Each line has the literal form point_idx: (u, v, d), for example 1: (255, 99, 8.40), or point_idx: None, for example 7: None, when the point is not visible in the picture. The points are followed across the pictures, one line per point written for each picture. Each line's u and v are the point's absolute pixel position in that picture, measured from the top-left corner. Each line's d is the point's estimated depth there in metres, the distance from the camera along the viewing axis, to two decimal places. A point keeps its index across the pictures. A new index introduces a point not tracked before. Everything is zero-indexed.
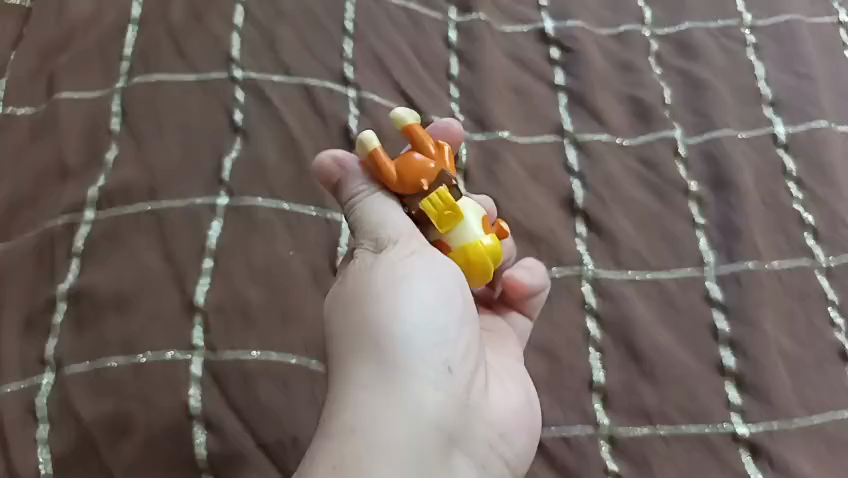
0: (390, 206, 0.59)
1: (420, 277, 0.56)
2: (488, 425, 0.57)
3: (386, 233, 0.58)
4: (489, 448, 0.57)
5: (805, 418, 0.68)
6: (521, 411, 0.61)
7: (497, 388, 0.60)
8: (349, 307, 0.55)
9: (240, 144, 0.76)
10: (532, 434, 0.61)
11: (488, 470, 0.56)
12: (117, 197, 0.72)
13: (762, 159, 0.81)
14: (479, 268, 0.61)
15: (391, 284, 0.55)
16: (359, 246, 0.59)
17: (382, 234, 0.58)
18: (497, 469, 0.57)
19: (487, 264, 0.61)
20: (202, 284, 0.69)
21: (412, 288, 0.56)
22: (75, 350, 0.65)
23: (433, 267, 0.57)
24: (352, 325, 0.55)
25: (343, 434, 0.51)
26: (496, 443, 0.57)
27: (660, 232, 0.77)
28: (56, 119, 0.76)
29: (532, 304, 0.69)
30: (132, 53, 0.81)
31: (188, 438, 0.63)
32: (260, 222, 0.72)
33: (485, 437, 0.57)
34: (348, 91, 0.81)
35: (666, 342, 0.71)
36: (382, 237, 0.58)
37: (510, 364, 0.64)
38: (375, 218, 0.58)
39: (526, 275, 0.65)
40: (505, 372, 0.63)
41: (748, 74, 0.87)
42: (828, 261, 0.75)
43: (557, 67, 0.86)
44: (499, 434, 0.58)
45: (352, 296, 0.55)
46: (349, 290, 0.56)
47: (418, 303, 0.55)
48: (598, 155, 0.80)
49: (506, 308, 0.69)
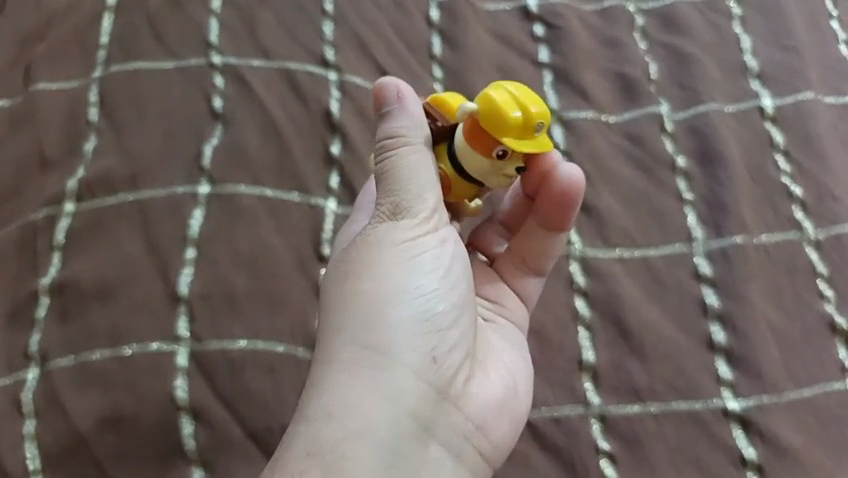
0: (422, 162, 0.60)
1: (416, 264, 0.61)
2: (467, 415, 0.61)
3: (407, 200, 0.60)
4: (464, 439, 0.61)
5: (795, 391, 0.68)
6: (506, 403, 0.64)
7: (486, 377, 0.64)
8: (348, 278, 0.60)
9: (221, 130, 0.76)
10: (518, 421, 0.64)
11: (461, 458, 0.60)
12: (97, 187, 0.72)
13: (749, 132, 0.80)
14: (534, 109, 0.57)
15: (388, 267, 0.60)
16: (381, 199, 0.61)
17: (402, 198, 0.60)
18: (471, 459, 0.61)
19: (539, 108, 0.57)
20: (185, 274, 0.68)
21: (408, 274, 0.60)
22: (60, 344, 0.65)
23: (433, 253, 0.61)
24: (348, 297, 0.59)
25: (324, 417, 0.55)
26: (472, 435, 0.61)
27: (648, 209, 0.76)
28: (34, 110, 0.75)
29: (541, 259, 0.70)
30: (109, 41, 0.80)
31: (176, 429, 0.62)
32: (244, 209, 0.71)
33: (460, 425, 0.61)
34: (329, 73, 0.80)
35: (655, 319, 0.71)
36: (401, 203, 0.60)
37: (512, 352, 0.67)
38: (401, 175, 0.59)
39: (573, 170, 0.65)
40: (503, 356, 0.66)
41: (733, 48, 0.86)
42: (817, 234, 0.75)
43: (540, 45, 0.86)
44: (477, 427, 0.61)
45: (353, 272, 0.60)
46: (352, 259, 0.60)
47: (411, 291, 0.60)
48: (583, 132, 0.80)
49: (517, 275, 0.71)
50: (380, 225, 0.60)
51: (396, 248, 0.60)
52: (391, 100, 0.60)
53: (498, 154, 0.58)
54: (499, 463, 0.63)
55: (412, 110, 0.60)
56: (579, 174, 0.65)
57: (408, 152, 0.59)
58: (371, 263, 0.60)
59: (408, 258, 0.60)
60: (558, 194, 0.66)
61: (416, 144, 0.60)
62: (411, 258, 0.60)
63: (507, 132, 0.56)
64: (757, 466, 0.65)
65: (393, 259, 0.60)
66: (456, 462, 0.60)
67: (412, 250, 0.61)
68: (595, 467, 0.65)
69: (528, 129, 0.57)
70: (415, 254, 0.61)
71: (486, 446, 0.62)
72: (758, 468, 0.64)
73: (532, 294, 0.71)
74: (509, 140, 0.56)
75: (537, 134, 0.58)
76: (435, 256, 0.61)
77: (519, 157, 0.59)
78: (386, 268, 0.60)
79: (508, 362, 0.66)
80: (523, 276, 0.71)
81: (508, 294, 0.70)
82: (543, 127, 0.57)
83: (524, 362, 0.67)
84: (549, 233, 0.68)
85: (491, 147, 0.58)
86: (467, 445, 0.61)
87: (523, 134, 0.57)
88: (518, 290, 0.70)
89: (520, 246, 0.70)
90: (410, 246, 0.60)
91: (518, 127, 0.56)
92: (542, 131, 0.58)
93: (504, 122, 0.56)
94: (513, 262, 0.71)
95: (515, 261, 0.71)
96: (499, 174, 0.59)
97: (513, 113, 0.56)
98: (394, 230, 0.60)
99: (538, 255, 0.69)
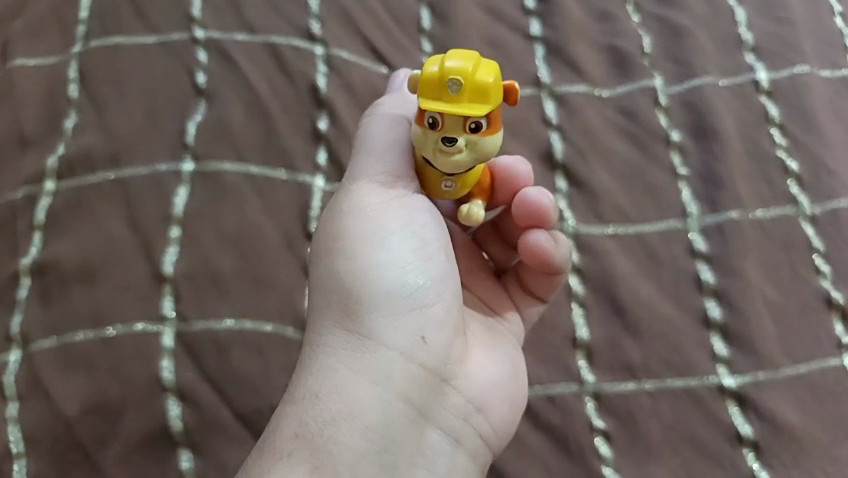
0: (377, 127, 0.63)
1: (390, 237, 0.60)
2: (463, 395, 0.61)
3: (361, 165, 0.62)
4: (462, 421, 0.60)
5: (792, 367, 0.66)
6: (504, 384, 0.63)
7: (478, 358, 0.63)
8: (322, 257, 0.61)
9: (205, 107, 0.74)
10: (517, 408, 0.63)
11: (462, 443, 0.60)
12: (78, 165, 0.70)
13: (744, 106, 0.79)
14: (450, 65, 0.53)
15: (359, 243, 0.60)
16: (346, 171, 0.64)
17: (358, 163, 0.62)
18: (472, 442, 0.60)
19: (464, 67, 0.53)
20: (170, 253, 0.66)
21: (381, 249, 0.60)
22: (42, 325, 0.64)
23: (407, 224, 0.61)
24: (324, 276, 0.60)
25: (310, 398, 0.56)
26: (472, 416, 0.61)
27: (641, 184, 0.75)
28: (12, 87, 0.74)
29: (545, 289, 0.68)
30: (88, 16, 0.78)
31: (162, 410, 0.61)
32: (229, 188, 0.70)
33: (457, 406, 0.60)
34: (316, 48, 0.78)
35: (649, 295, 0.70)
36: (356, 169, 0.62)
37: (506, 338, 0.67)
38: (367, 143, 0.62)
39: (544, 238, 0.63)
40: (497, 343, 0.65)
41: (728, 19, 0.84)
42: (813, 208, 0.73)
43: (532, 18, 0.84)
44: (476, 409, 0.61)
45: (328, 251, 0.61)
46: (325, 236, 0.61)
47: (389, 266, 0.60)
48: (575, 106, 0.78)
49: (523, 295, 0.70)
50: (342, 193, 0.62)
51: (365, 222, 0.61)
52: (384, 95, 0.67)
53: (430, 122, 0.54)
54: (499, 448, 0.62)
55: (397, 100, 0.66)
56: (549, 244, 0.63)
57: (380, 123, 0.63)
58: (343, 239, 0.60)
59: (377, 229, 0.60)
60: (526, 255, 0.64)
61: (384, 117, 0.63)
62: (386, 232, 0.60)
63: (423, 91, 0.54)
64: (753, 443, 0.64)
65: (366, 232, 0.60)
66: (454, 445, 0.60)
67: (383, 225, 0.60)
68: (590, 446, 0.64)
69: (443, 85, 0.53)
70: (387, 227, 0.60)
71: (485, 428, 0.61)
72: (754, 445, 0.64)
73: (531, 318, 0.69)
74: (425, 100, 0.54)
75: (462, 96, 0.53)
76: (408, 226, 0.61)
77: (457, 129, 0.54)
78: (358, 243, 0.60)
79: (498, 346, 0.65)
80: (528, 298, 0.69)
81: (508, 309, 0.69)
82: (465, 88, 0.53)
83: (516, 349, 0.66)
84: (548, 276, 0.67)
85: (422, 114, 0.55)
86: (466, 428, 0.60)
87: (440, 92, 0.53)
88: (521, 308, 0.69)
89: (526, 273, 0.69)
90: (379, 216, 0.61)
91: (435, 85, 0.54)
92: (468, 95, 0.53)
93: (421, 81, 0.54)
94: (520, 284, 0.70)
95: (519, 283, 0.70)
96: (438, 149, 0.55)
97: (430, 71, 0.54)
98: (356, 197, 0.61)
99: (543, 286, 0.68)
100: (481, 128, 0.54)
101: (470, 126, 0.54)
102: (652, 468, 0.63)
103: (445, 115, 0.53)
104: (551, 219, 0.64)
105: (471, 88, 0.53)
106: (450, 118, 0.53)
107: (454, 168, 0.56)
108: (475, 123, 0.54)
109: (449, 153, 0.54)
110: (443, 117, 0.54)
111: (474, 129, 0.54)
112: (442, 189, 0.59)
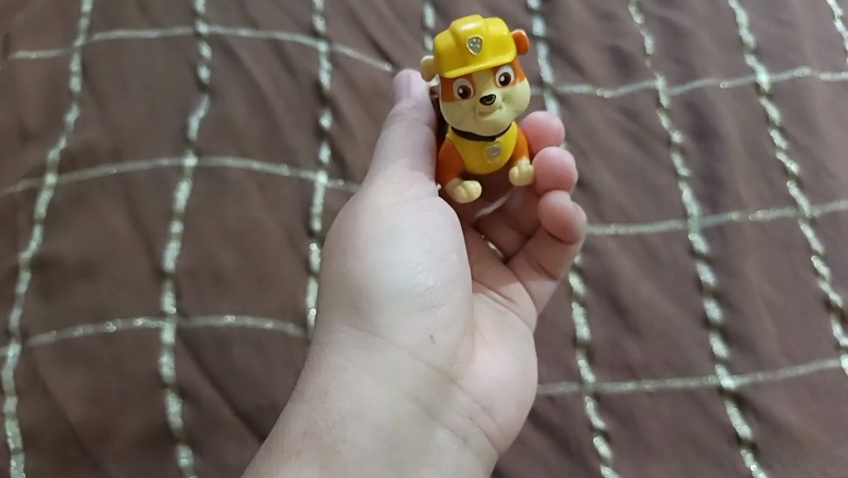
0: (400, 132, 0.64)
1: (400, 236, 0.61)
2: (470, 396, 0.61)
3: (382, 169, 0.63)
4: (468, 421, 0.60)
5: (791, 368, 0.66)
6: (511, 384, 0.63)
7: (487, 360, 0.63)
8: (333, 257, 0.61)
9: (208, 102, 0.74)
10: (523, 407, 0.63)
11: (470, 443, 0.60)
12: (79, 160, 0.70)
13: (745, 108, 0.79)
14: (463, 28, 0.54)
15: (371, 244, 0.60)
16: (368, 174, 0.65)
17: (379, 167, 0.64)
18: (479, 442, 0.60)
19: (477, 26, 0.54)
20: (171, 249, 0.66)
21: (392, 249, 0.60)
22: (42, 320, 0.63)
23: (419, 224, 0.61)
24: (335, 275, 0.60)
25: (319, 397, 0.56)
26: (478, 416, 0.61)
27: (642, 184, 0.75)
28: (14, 79, 0.73)
29: (556, 264, 0.69)
30: (92, 10, 0.78)
31: (161, 407, 0.61)
32: (231, 183, 0.70)
33: (465, 407, 0.60)
34: (318, 45, 0.78)
35: (650, 296, 0.70)
36: (377, 172, 0.63)
37: (518, 334, 0.67)
38: (389, 149, 0.64)
39: (568, 200, 0.64)
40: (506, 343, 0.65)
41: (730, 22, 0.85)
42: (812, 211, 0.74)
43: (535, 17, 0.84)
44: (482, 409, 0.61)
45: (340, 251, 0.61)
46: (338, 236, 0.62)
47: (397, 266, 0.60)
48: (577, 106, 0.79)
49: (532, 274, 0.70)
50: (359, 194, 0.63)
51: (378, 223, 0.61)
52: (401, 91, 0.67)
53: (461, 91, 0.54)
54: (505, 448, 0.62)
55: (415, 94, 0.66)
56: (572, 206, 0.65)
57: (400, 124, 0.64)
58: (355, 239, 0.61)
59: (390, 230, 0.61)
60: (549, 220, 0.65)
61: (409, 119, 0.64)
62: (396, 232, 0.61)
63: (446, 64, 0.54)
64: (752, 444, 0.64)
65: (379, 233, 0.61)
66: (461, 445, 0.60)
67: (396, 225, 0.61)
68: (590, 445, 0.64)
69: (463, 49, 0.54)
70: (401, 227, 0.61)
71: (492, 429, 0.61)
72: (752, 445, 0.64)
73: (541, 297, 0.69)
74: (450, 71, 0.54)
75: (484, 53, 0.54)
76: (421, 225, 0.61)
77: (489, 86, 0.54)
78: (370, 243, 0.60)
79: (509, 347, 0.65)
80: (539, 277, 0.70)
81: (517, 289, 0.69)
82: (485, 44, 0.54)
83: (529, 348, 0.66)
84: (562, 246, 0.67)
85: (448, 88, 0.55)
86: (473, 428, 0.60)
87: (463, 58, 0.54)
88: (530, 287, 0.70)
89: (536, 250, 0.70)
90: (390, 214, 0.61)
91: (455, 54, 0.54)
92: (490, 49, 0.54)
93: (439, 55, 0.55)
94: (528, 264, 0.70)
95: (528, 262, 0.70)
96: (476, 113, 0.55)
97: (445, 42, 0.54)
98: (372, 198, 0.62)
99: (554, 260, 0.69)
100: (509, 79, 0.55)
101: (500, 79, 0.54)
102: (652, 467, 0.63)
103: (474, 76, 0.54)
104: (571, 178, 0.64)
105: (490, 42, 0.54)
106: (479, 77, 0.54)
107: (493, 129, 0.56)
108: (504, 75, 0.54)
109: (489, 112, 0.55)
110: (472, 79, 0.54)
111: (505, 81, 0.55)
112: (488, 158, 0.59)
